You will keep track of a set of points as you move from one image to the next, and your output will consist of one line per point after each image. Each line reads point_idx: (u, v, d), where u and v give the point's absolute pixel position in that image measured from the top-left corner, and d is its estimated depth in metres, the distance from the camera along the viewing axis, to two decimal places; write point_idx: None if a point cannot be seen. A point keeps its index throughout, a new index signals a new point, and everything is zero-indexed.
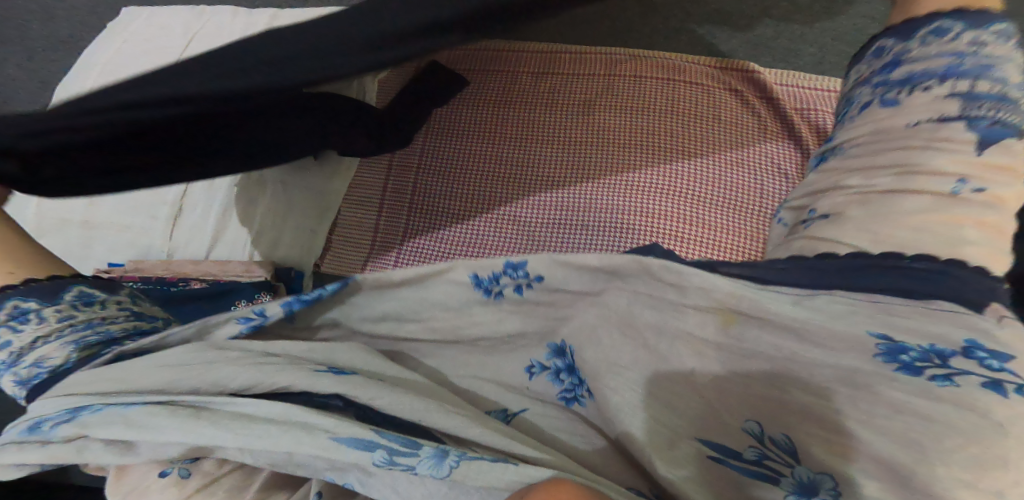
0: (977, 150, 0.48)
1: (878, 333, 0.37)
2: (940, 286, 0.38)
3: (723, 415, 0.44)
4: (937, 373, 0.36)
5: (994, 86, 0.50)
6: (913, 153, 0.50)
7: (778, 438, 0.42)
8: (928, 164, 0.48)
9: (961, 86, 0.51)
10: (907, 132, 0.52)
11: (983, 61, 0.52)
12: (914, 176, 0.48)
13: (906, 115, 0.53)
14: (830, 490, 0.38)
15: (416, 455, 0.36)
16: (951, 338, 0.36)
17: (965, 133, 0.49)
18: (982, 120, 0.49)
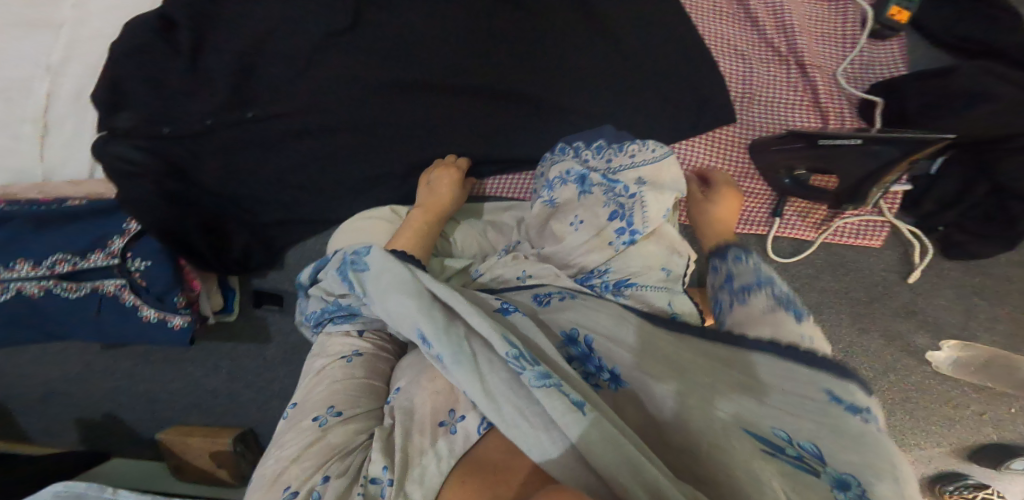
0: (798, 321, 0.65)
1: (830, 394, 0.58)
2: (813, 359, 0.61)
3: (748, 421, 0.58)
4: (864, 416, 0.57)
5: (784, 293, 0.68)
6: (768, 320, 0.66)
7: (807, 446, 0.56)
8: (783, 325, 0.65)
9: (772, 292, 0.68)
10: (761, 316, 0.67)
11: (768, 275, 0.70)
12: (782, 339, 0.63)
13: (754, 307, 0.68)
14: (856, 487, 0.53)
15: (527, 370, 0.60)
16: (856, 400, 0.58)
17: (789, 317, 0.65)
18: (792, 308, 0.67)
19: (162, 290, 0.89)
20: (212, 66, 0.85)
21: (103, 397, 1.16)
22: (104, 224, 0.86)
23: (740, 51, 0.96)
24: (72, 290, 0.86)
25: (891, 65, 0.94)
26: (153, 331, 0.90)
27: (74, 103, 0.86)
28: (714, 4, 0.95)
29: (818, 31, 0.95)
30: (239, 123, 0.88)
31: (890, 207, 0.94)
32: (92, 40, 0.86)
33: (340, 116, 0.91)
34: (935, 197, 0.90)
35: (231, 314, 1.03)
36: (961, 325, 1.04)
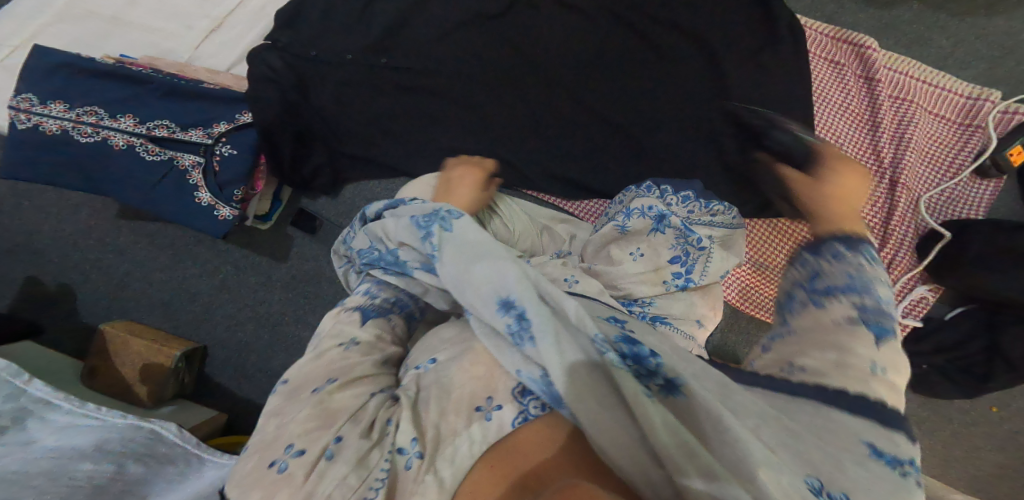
0: (875, 342, 0.51)
1: (869, 442, 0.48)
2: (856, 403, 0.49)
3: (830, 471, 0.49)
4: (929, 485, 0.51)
5: (874, 306, 0.53)
6: (834, 342, 0.52)
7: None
8: (849, 347, 0.51)
9: (858, 301, 0.53)
10: (834, 328, 0.53)
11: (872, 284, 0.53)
12: (847, 363, 0.51)
13: (829, 312, 0.53)
14: None
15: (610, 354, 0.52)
16: (903, 449, 0.48)
17: (862, 334, 0.52)
18: (870, 323, 0.52)
19: (228, 179, 0.86)
20: (377, 8, 0.93)
21: (94, 263, 1.11)
22: (221, 109, 0.88)
23: (845, 148, 1.01)
24: (153, 154, 0.85)
25: (975, 206, 0.98)
26: (195, 215, 0.86)
27: (251, 14, 1.04)
28: (845, 97, 1.01)
29: (931, 152, 1.00)
30: (370, 65, 0.92)
31: (894, 334, 1.04)
32: None
33: (460, 85, 0.94)
34: (936, 339, 1.03)
35: (266, 226, 0.97)
36: None
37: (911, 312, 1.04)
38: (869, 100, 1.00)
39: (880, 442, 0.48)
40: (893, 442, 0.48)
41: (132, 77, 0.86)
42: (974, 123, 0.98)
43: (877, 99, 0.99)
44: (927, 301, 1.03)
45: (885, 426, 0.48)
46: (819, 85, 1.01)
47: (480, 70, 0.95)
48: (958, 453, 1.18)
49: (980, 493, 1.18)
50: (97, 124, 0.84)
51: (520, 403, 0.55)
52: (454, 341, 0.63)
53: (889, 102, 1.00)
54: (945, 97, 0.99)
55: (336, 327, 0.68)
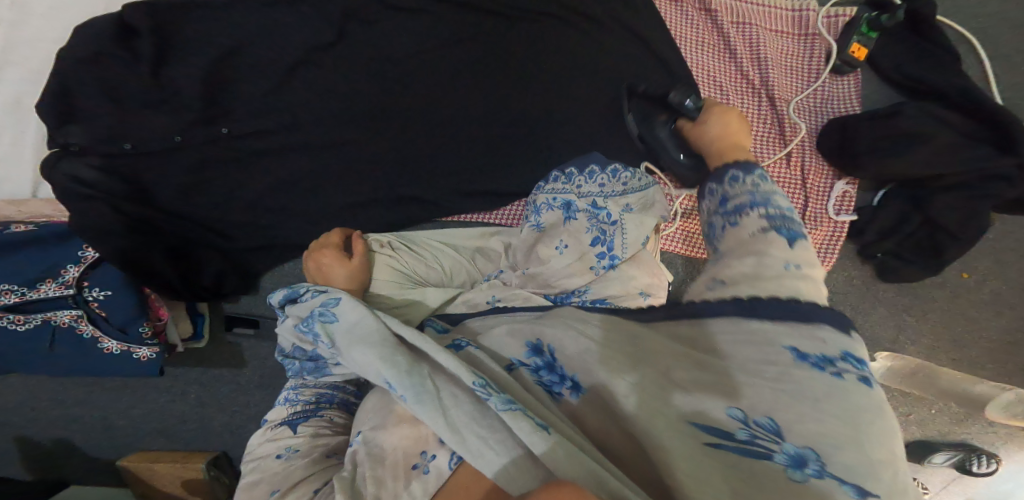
0: (788, 245, 0.59)
1: (790, 346, 0.51)
2: (768, 308, 0.54)
3: (716, 401, 0.51)
4: (859, 376, 0.50)
5: (778, 210, 0.62)
6: (757, 250, 0.59)
7: (802, 450, 0.47)
8: (765, 251, 0.59)
9: (763, 214, 0.62)
10: (752, 239, 0.61)
11: (764, 195, 0.65)
12: (763, 268, 0.57)
13: (745, 228, 0.62)
14: (814, 462, 0.46)
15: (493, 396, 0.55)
16: (834, 350, 0.51)
17: (776, 237, 0.60)
18: (781, 229, 0.61)
19: (124, 321, 0.85)
20: (175, 71, 0.84)
21: (53, 424, 1.09)
22: (57, 252, 0.82)
23: (716, 81, 1.01)
24: (23, 322, 0.84)
25: (847, 100, 1.01)
26: (119, 362, 0.89)
27: (13, 111, 0.83)
28: (694, 35, 1.01)
29: (788, 63, 1.02)
30: (210, 141, 0.87)
31: (839, 235, 1.01)
32: (33, 43, 0.83)
33: (318, 133, 0.92)
34: (876, 228, 1.00)
35: (200, 342, 1.00)
36: (889, 340, 1.16)
37: (843, 208, 1.00)
38: (717, 30, 1.02)
39: (801, 343, 0.51)
40: (820, 342, 0.52)
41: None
42: (812, 29, 1.01)
43: (723, 27, 1.01)
44: (852, 194, 1.00)
45: (806, 325, 0.53)
46: (671, 27, 1.01)
47: (330, 110, 0.91)
48: (958, 331, 1.14)
49: (988, 360, 1.15)
50: None
51: (448, 447, 0.61)
52: (378, 408, 0.68)
53: (735, 28, 1.01)
54: (777, 13, 1.02)
55: (268, 444, 0.82)
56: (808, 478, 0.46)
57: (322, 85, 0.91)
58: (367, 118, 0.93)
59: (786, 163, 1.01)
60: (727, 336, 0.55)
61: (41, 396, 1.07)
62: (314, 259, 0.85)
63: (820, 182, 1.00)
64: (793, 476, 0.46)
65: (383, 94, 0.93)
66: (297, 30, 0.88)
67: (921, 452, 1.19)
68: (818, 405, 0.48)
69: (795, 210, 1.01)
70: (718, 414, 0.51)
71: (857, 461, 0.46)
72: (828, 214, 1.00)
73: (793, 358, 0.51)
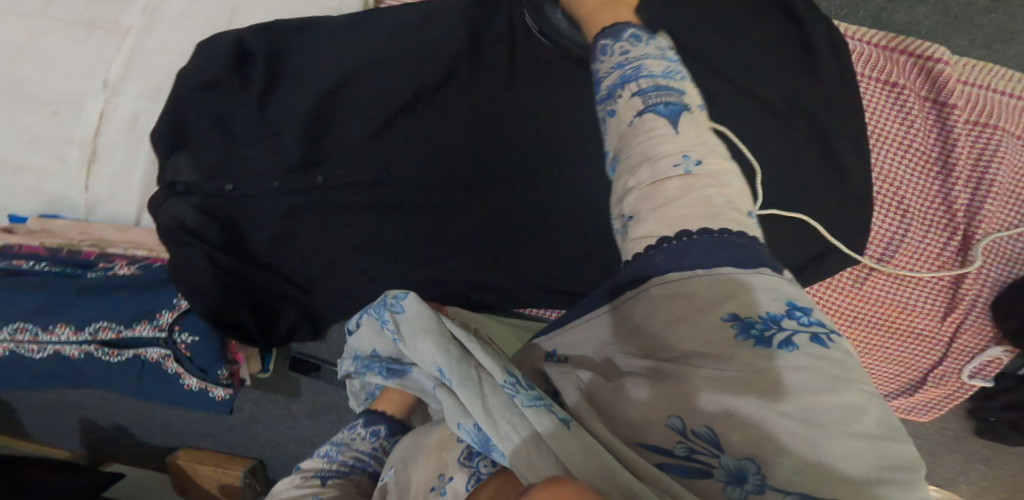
0: (674, 130, 0.49)
1: (730, 315, 0.45)
2: (695, 251, 0.46)
3: (678, 401, 0.45)
4: (781, 342, 0.43)
5: (651, 81, 0.51)
6: (643, 149, 0.49)
7: (745, 463, 0.41)
8: (652, 153, 0.48)
9: (635, 88, 0.51)
10: (632, 131, 0.50)
11: (635, 64, 0.53)
12: (660, 177, 0.48)
13: (621, 119, 0.52)
14: (755, 477, 0.41)
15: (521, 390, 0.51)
16: (771, 307, 0.44)
17: (656, 120, 0.49)
18: (659, 106, 0.50)
19: (206, 363, 0.80)
20: (284, 108, 0.78)
21: (111, 413, 1.09)
22: (153, 296, 0.76)
23: (912, 195, 0.89)
24: (114, 355, 0.79)
25: None
26: (194, 400, 0.84)
27: (129, 129, 0.83)
28: (908, 134, 0.87)
29: (1020, 190, 0.86)
30: (307, 188, 0.79)
31: (960, 396, 0.93)
32: (155, 54, 0.84)
33: (421, 192, 0.82)
34: (1004, 394, 0.92)
35: (265, 374, 0.93)
36: (973, 490, 1.09)
37: (980, 372, 0.92)
38: (940, 132, 0.87)
39: (739, 308, 0.44)
40: (765, 292, 0.45)
41: (39, 283, 0.75)
42: None
43: (950, 131, 0.86)
44: (1001, 362, 0.91)
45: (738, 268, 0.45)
46: (881, 121, 0.88)
47: (440, 169, 0.82)
48: None
49: None
50: (38, 339, 0.77)
51: (467, 469, 0.58)
52: (408, 450, 0.68)
53: (964, 134, 0.86)
54: None
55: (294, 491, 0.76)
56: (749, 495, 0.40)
57: (436, 140, 0.82)
58: (476, 183, 0.83)
59: (942, 313, 0.91)
60: (659, 312, 0.48)
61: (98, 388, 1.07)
62: None
63: (971, 342, 0.91)
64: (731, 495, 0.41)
65: (496, 158, 0.82)
66: (417, 79, 0.79)
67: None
68: (767, 403, 0.41)
69: (925, 364, 0.93)
70: (655, 423, 0.45)
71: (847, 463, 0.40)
72: (960, 375, 0.92)
73: (734, 335, 0.44)
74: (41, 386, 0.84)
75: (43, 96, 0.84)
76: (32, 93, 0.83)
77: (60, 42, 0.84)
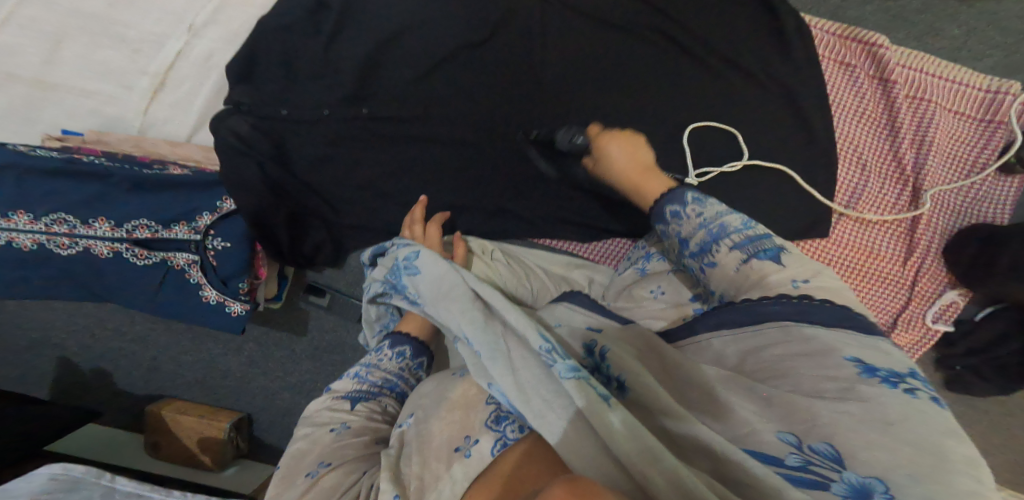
0: (778, 264, 0.58)
1: (852, 357, 0.50)
2: (819, 314, 0.53)
3: (785, 416, 0.49)
4: (905, 388, 0.49)
5: (743, 235, 0.61)
6: (757, 285, 0.57)
7: (852, 475, 0.45)
8: (769, 284, 0.57)
9: (731, 242, 0.61)
10: (741, 277, 0.59)
11: (719, 222, 0.63)
12: (778, 295, 0.55)
13: (726, 266, 0.60)
14: (881, 494, 0.43)
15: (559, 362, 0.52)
16: (900, 365, 0.50)
17: (761, 262, 0.58)
18: (758, 251, 0.59)
19: (229, 273, 0.81)
20: (331, 33, 0.82)
21: (96, 357, 1.03)
22: (200, 198, 0.79)
23: (863, 156, 0.95)
24: (143, 259, 0.79)
25: (1007, 204, 0.94)
26: (210, 315, 0.83)
27: (201, 66, 0.88)
28: (857, 102, 0.94)
29: (954, 151, 0.94)
30: (346, 112, 0.83)
31: (925, 342, 0.98)
32: (238, 7, 0.88)
33: (446, 122, 0.86)
34: (968, 343, 1.00)
35: (276, 303, 0.91)
36: None
37: (940, 317, 0.97)
38: (884, 100, 0.94)
39: (862, 354, 0.50)
40: (886, 354, 0.51)
41: (90, 172, 0.76)
42: (997, 116, 0.93)
43: (892, 99, 0.93)
44: (959, 306, 0.96)
45: (864, 333, 0.52)
46: (834, 91, 0.94)
47: (469, 102, 0.87)
48: (1010, 459, 1.14)
49: None
50: (73, 233, 0.76)
51: (493, 434, 0.59)
52: (429, 398, 0.67)
53: (905, 101, 0.94)
54: (962, 90, 0.93)
55: (324, 413, 0.76)
56: None
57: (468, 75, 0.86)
58: (501, 118, 0.88)
59: (903, 259, 0.96)
60: (779, 347, 0.53)
61: (84, 328, 1.02)
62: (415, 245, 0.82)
63: (930, 286, 0.96)
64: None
65: (520, 94, 0.88)
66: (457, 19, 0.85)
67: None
68: (920, 477, 0.43)
69: (893, 309, 0.98)
70: (767, 437, 0.49)
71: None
72: (923, 319, 0.97)
73: (857, 373, 0.49)
74: (55, 293, 0.81)
75: (128, 34, 0.87)
76: (116, 28, 0.87)
77: None
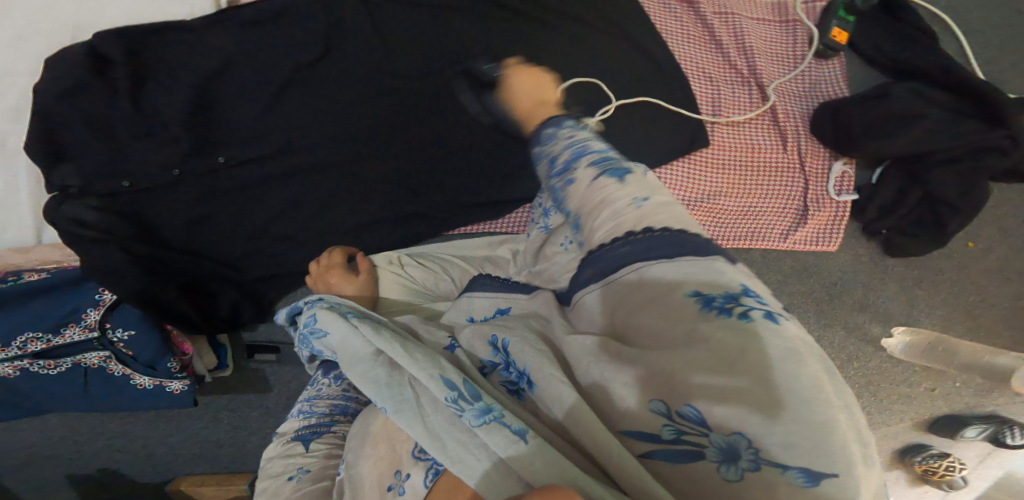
0: (618, 181, 0.57)
1: (693, 291, 0.49)
2: (662, 248, 0.51)
3: (647, 392, 0.47)
4: (740, 312, 0.47)
5: (598, 155, 0.61)
6: (600, 202, 0.57)
7: (737, 441, 0.43)
8: (609, 198, 0.56)
9: (589, 161, 0.61)
10: (589, 192, 0.58)
11: (579, 145, 0.63)
12: (625, 219, 0.55)
13: (586, 184, 0.59)
14: (749, 452, 0.43)
15: (472, 404, 0.52)
16: (730, 285, 0.48)
17: (607, 180, 0.58)
18: (610, 170, 0.58)
19: (151, 357, 0.93)
20: (170, 106, 0.89)
21: (97, 459, 1.14)
22: (71, 297, 0.88)
23: (705, 72, 1.02)
24: (52, 366, 0.91)
25: (837, 82, 1.04)
26: (155, 396, 0.97)
27: (1, 157, 0.90)
28: (680, 27, 1.02)
29: (775, 50, 1.04)
30: (207, 173, 0.91)
31: (843, 215, 1.02)
32: (7, 82, 0.90)
33: (309, 158, 0.95)
34: (877, 205, 1.00)
35: (224, 370, 1.07)
36: (908, 315, 1.13)
37: (842, 188, 1.02)
38: (700, 22, 1.03)
39: (703, 286, 0.49)
40: (721, 277, 0.49)
41: None
42: (792, 15, 1.04)
43: (706, 19, 1.03)
44: (850, 174, 1.01)
45: (698, 256, 0.50)
46: (657, 22, 1.02)
47: (324, 132, 0.95)
48: (975, 301, 1.12)
49: (1011, 327, 1.11)
50: None
51: (423, 464, 0.56)
52: (356, 438, 0.65)
53: (718, 18, 1.03)
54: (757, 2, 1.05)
55: (278, 462, 0.74)
56: (744, 473, 0.42)
57: (315, 108, 0.94)
58: (356, 137, 0.96)
59: (783, 148, 1.02)
60: (629, 298, 0.52)
61: (71, 442, 1.13)
62: (322, 282, 0.89)
63: (819, 164, 1.02)
64: (728, 475, 0.43)
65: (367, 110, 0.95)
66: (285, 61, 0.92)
67: (954, 428, 1.12)
68: (766, 417, 0.43)
69: (798, 193, 1.03)
70: (640, 411, 0.47)
71: (821, 431, 0.42)
72: (829, 195, 1.02)
73: (699, 308, 0.48)
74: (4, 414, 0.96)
75: None
76: None
77: None
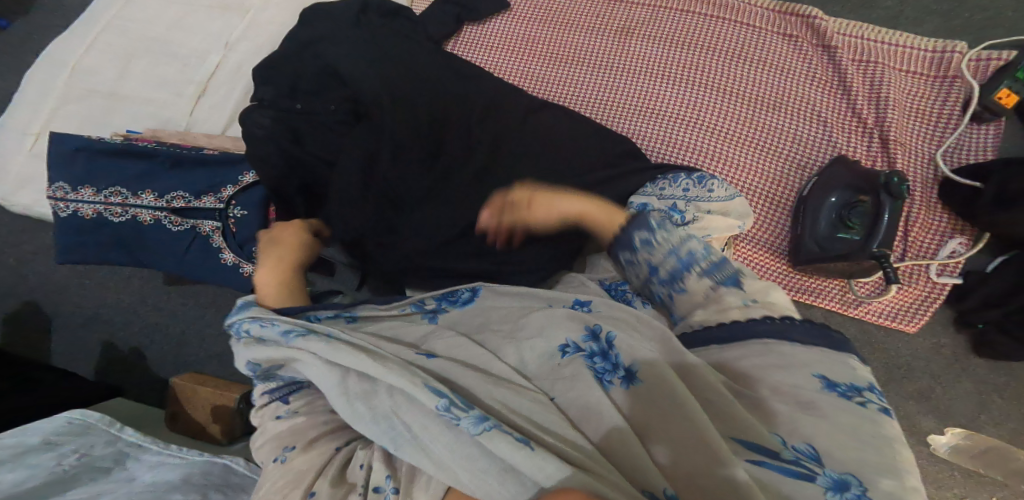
0: (737, 286, 0.62)
1: (819, 374, 0.53)
2: (796, 332, 0.57)
3: (751, 422, 0.51)
4: (862, 401, 0.51)
5: (706, 258, 0.66)
6: (714, 300, 0.62)
7: (802, 447, 0.49)
8: (726, 301, 0.61)
9: (700, 269, 0.65)
10: (709, 299, 0.63)
11: (679, 246, 0.68)
12: (724, 308, 0.61)
13: (691, 291, 0.65)
14: (856, 486, 0.46)
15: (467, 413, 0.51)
16: (860, 379, 0.53)
17: (722, 284, 0.63)
18: (723, 277, 0.64)
19: (246, 237, 0.93)
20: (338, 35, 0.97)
21: (141, 331, 1.20)
22: (226, 172, 0.93)
23: (822, 115, 0.99)
24: (178, 223, 0.92)
25: (981, 150, 0.96)
26: (226, 275, 0.93)
27: (234, 74, 1.05)
28: (803, 67, 1.00)
29: (914, 106, 0.99)
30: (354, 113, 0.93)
31: (938, 297, 0.98)
32: (265, 25, 1.07)
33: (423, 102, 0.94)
34: (982, 293, 0.95)
35: None
36: (987, 426, 1.02)
37: (945, 270, 0.98)
38: (833, 66, 1.00)
39: (829, 370, 0.53)
40: (850, 369, 0.54)
41: (144, 154, 0.92)
42: (950, 72, 0.97)
43: (842, 63, 0.99)
44: (962, 255, 0.96)
45: (828, 351, 0.55)
46: (783, 60, 1.01)
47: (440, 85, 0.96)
48: None
49: None
50: (124, 203, 0.92)
51: None
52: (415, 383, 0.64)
53: (856, 65, 0.99)
54: (913, 54, 0.99)
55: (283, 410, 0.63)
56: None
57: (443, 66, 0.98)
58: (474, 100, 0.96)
59: None
60: (751, 355, 0.56)
61: (135, 300, 1.20)
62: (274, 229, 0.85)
63: (926, 236, 0.98)
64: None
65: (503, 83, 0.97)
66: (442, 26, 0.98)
67: None
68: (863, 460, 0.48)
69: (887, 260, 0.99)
70: (762, 430, 0.51)
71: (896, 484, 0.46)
72: (927, 273, 0.98)
73: (821, 386, 0.52)
74: (106, 260, 0.95)
75: (181, 53, 1.08)
76: (173, 49, 1.08)
77: (196, 15, 1.09)
